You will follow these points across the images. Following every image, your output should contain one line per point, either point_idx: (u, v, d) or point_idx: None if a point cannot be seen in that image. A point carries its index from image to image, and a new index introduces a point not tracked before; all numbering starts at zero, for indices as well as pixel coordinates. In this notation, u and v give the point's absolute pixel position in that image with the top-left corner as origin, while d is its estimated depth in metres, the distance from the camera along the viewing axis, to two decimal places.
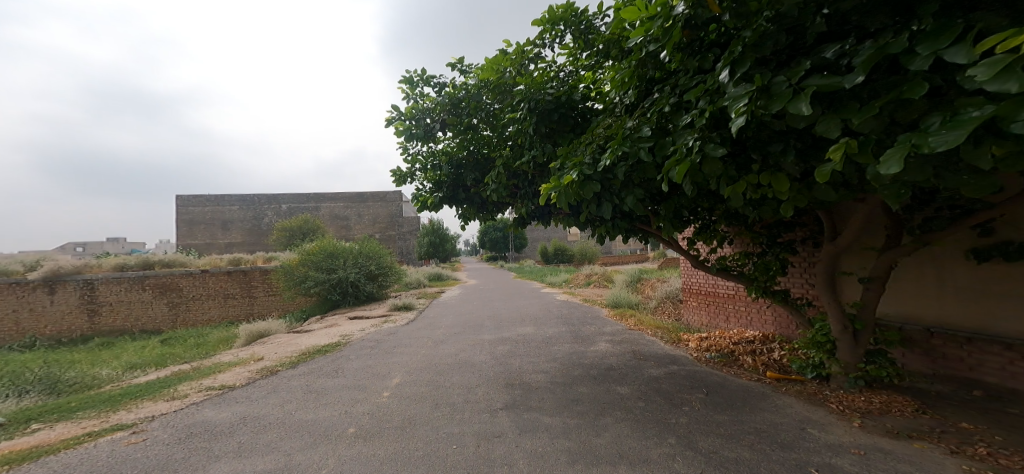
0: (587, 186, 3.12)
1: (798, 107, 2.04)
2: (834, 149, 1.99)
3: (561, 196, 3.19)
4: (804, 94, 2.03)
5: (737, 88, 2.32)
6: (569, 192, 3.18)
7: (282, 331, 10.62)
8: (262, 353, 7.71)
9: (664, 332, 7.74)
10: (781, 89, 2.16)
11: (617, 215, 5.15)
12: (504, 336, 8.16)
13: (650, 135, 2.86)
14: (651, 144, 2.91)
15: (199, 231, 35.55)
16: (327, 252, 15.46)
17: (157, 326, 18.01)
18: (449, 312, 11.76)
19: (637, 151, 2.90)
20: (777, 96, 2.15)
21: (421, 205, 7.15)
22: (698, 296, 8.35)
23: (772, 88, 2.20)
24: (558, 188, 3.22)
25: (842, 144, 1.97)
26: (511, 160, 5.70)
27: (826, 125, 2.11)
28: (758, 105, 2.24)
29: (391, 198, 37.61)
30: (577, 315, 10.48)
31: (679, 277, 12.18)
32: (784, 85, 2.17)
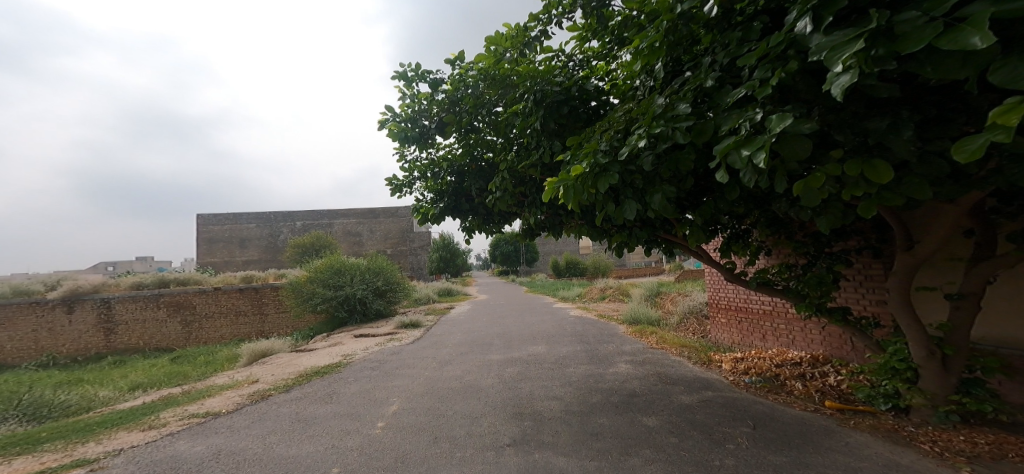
0: (604, 180, 2.48)
1: (967, 42, 1.34)
2: (1002, 112, 1.31)
3: (569, 190, 2.60)
4: (974, 23, 1.35)
5: (833, 36, 1.67)
6: (577, 185, 2.59)
7: (286, 350, 10.19)
8: (258, 375, 7.26)
9: (690, 352, 7.03)
10: (915, 26, 1.50)
11: (638, 223, 4.57)
12: (514, 356, 7.55)
13: (690, 111, 2.20)
14: (691, 123, 2.22)
15: (218, 249, 36.06)
16: (334, 268, 15.18)
17: (170, 344, 17.88)
18: (457, 329, 11.19)
19: (673, 132, 2.24)
20: (909, 38, 1.49)
21: (422, 217, 6.69)
22: (727, 312, 7.61)
23: (898, 29, 1.54)
24: (567, 182, 2.60)
25: (1011, 105, 1.31)
26: (516, 164, 5.17)
27: (1006, 72, 1.41)
28: (873, 57, 1.56)
29: (402, 214, 37.64)
30: (593, 332, 9.81)
31: (701, 291, 11.41)
32: (921, 19, 1.51)
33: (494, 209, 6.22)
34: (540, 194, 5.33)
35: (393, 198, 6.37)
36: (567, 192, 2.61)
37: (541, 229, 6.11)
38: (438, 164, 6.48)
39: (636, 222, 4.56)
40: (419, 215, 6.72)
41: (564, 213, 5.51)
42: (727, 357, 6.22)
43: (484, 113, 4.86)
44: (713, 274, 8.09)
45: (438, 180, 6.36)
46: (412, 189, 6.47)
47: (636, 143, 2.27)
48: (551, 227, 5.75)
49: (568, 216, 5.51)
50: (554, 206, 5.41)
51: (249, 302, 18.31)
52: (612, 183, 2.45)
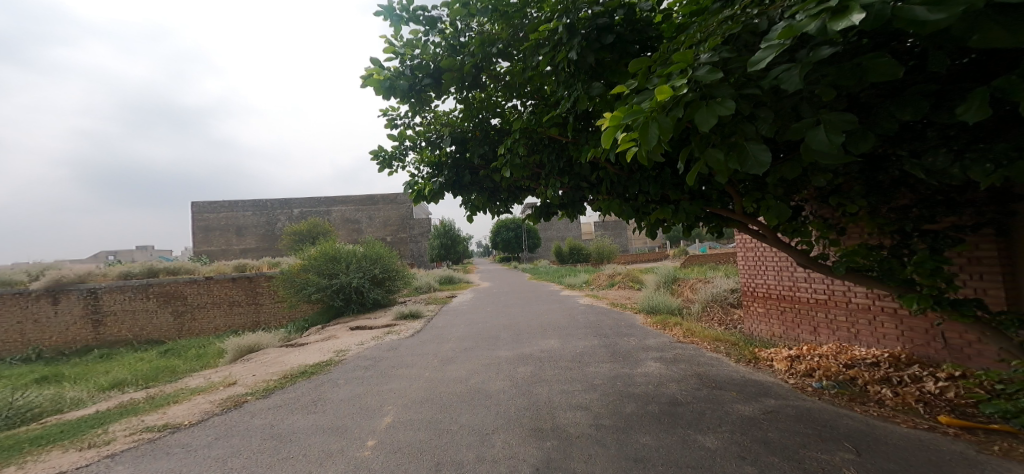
0: (711, 109, 1.75)
1: None
2: None
3: (649, 126, 1.81)
4: None
5: None
6: (661, 114, 1.82)
7: (275, 345, 9.38)
8: (237, 375, 6.45)
9: (728, 347, 6.17)
10: None
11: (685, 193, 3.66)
12: (525, 352, 6.73)
13: None
14: None
15: (214, 238, 35.17)
16: (329, 256, 14.31)
17: (160, 336, 17.08)
18: (460, 321, 10.37)
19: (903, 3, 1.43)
20: None
21: (417, 195, 5.77)
22: (765, 301, 6.76)
23: None
24: (645, 115, 1.82)
25: None
26: (535, 124, 4.22)
27: None
28: None
29: (402, 200, 36.63)
30: (608, 323, 8.98)
31: (724, 277, 10.53)
32: None
33: (504, 182, 5.32)
34: (559, 162, 4.41)
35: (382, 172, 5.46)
36: (645, 130, 1.81)
37: (558, 205, 5.26)
38: (434, 131, 5.58)
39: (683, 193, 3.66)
40: (412, 192, 5.80)
41: (589, 184, 4.64)
42: (777, 353, 5.38)
43: (496, 56, 3.96)
44: (745, 259, 7.19)
45: (435, 150, 5.47)
46: (405, 160, 5.57)
47: (833, 23, 1.43)
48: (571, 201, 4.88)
49: (594, 187, 4.63)
50: (578, 177, 4.52)
51: (243, 292, 17.52)
52: (726, 113, 1.71)
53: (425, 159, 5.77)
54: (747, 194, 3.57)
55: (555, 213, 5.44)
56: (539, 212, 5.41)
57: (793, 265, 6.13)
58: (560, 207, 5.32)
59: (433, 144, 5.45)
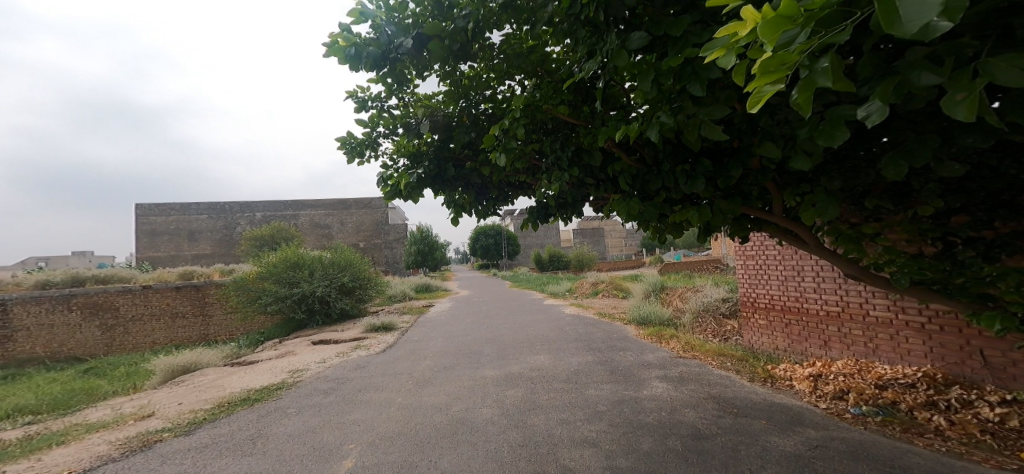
0: None
1: None
2: None
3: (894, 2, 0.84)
4: None
5: None
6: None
7: (219, 364, 8.14)
8: (159, 406, 5.31)
9: (735, 363, 5.60)
10: None
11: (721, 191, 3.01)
12: (513, 372, 5.94)
13: None
14: None
15: (166, 242, 32.45)
16: (290, 262, 13.02)
17: (90, 352, 15.11)
18: (437, 333, 9.45)
19: None
20: None
21: (391, 190, 4.89)
22: (767, 312, 6.28)
23: None
24: None
25: None
26: (538, 102, 3.46)
27: None
28: None
29: (376, 205, 35.18)
30: (599, 336, 8.35)
31: (715, 286, 10.15)
32: None
33: (494, 175, 4.57)
34: (561, 152, 3.69)
35: (348, 162, 4.57)
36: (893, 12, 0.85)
37: (555, 205, 4.58)
38: (412, 115, 4.75)
39: (717, 190, 3.01)
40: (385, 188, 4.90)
41: (594, 179, 3.97)
42: (793, 371, 4.82)
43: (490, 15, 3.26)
44: (745, 267, 6.73)
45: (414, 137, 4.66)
46: (377, 150, 4.71)
47: None
48: (571, 201, 4.22)
49: (600, 183, 3.97)
50: (585, 168, 3.83)
51: (189, 302, 15.80)
52: None
53: (401, 149, 4.92)
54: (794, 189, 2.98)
55: (550, 215, 4.76)
56: (534, 214, 4.71)
57: (800, 275, 5.67)
58: (558, 207, 4.64)
59: (409, 131, 4.60)
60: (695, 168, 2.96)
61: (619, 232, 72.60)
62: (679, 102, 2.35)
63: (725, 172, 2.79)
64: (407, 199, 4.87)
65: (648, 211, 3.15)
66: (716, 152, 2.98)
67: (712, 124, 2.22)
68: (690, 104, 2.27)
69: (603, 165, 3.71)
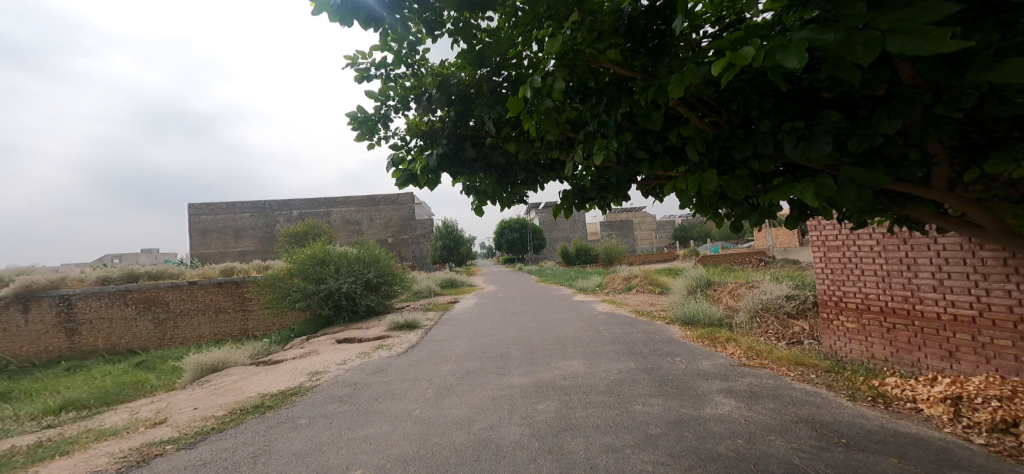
0: None
1: None
2: None
3: None
4: None
5: None
6: None
7: (244, 363, 7.91)
8: (173, 411, 4.98)
9: (823, 375, 4.64)
10: None
11: (849, 156, 2.12)
12: (542, 381, 5.26)
13: None
14: None
15: (211, 240, 33.94)
16: (317, 258, 12.88)
17: (140, 346, 15.68)
18: (462, 333, 8.88)
19: None
20: None
21: (405, 176, 4.21)
22: (858, 314, 5.31)
23: None
24: None
25: None
26: (579, 50, 2.44)
27: None
28: None
29: (403, 201, 35.40)
30: (640, 337, 7.48)
31: (771, 281, 9.00)
32: None
33: (521, 152, 3.84)
34: (607, 116, 2.83)
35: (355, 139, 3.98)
36: None
37: (596, 187, 3.78)
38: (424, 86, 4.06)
39: (844, 154, 2.13)
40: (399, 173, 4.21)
41: (648, 152, 3.14)
42: (917, 391, 3.91)
43: None
44: (828, 262, 5.73)
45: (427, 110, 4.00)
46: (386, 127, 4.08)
47: None
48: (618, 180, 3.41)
49: (657, 157, 3.13)
50: (638, 137, 2.99)
51: (227, 298, 16.12)
52: None
53: (413, 127, 4.24)
54: (959, 152, 2.06)
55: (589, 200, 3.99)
56: (570, 199, 3.94)
57: (912, 272, 4.68)
58: (597, 190, 3.84)
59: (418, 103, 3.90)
60: (810, 125, 2.10)
61: (652, 223, 70.05)
62: (819, 7, 1.35)
63: (867, 126, 1.90)
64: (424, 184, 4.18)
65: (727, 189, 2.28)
66: (841, 102, 2.09)
67: (921, 28, 1.12)
68: (859, 5, 1.20)
69: (663, 131, 2.86)
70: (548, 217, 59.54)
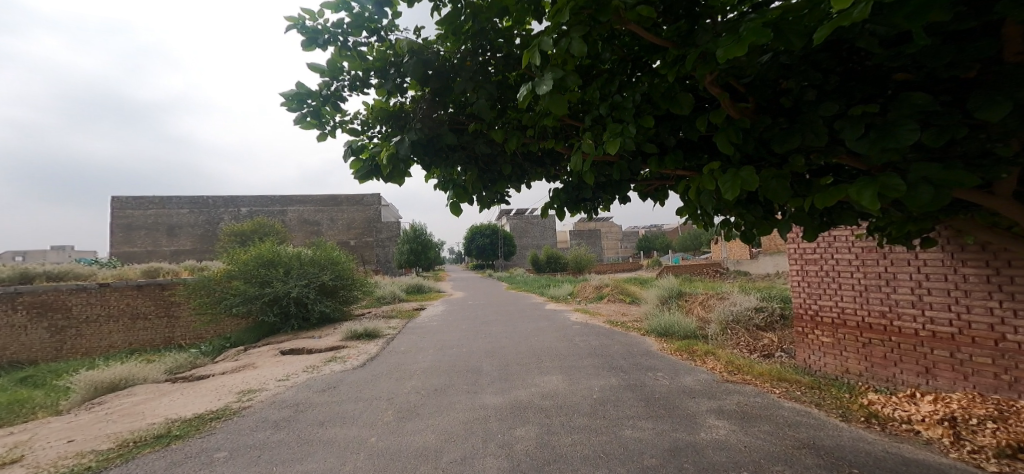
0: None
1: None
2: None
3: None
4: None
5: None
6: None
7: (153, 381, 6.91)
8: (31, 448, 4.22)
9: (809, 393, 4.40)
10: None
11: (915, 152, 1.81)
12: (518, 401, 4.74)
13: None
14: None
15: (144, 238, 30.74)
16: (264, 260, 11.62)
17: (33, 358, 13.52)
18: (427, 343, 8.20)
19: None
20: None
21: (367, 167, 3.38)
22: (834, 329, 5.19)
23: None
24: None
25: None
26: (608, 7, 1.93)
27: None
28: None
29: (368, 202, 33.87)
30: (617, 350, 7.16)
31: (742, 293, 9.03)
32: None
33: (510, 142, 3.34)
34: (622, 98, 2.41)
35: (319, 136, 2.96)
36: None
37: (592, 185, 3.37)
38: (392, 59, 3.30)
39: (910, 150, 1.81)
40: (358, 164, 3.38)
41: (658, 144, 2.76)
42: (908, 410, 3.72)
43: None
44: (806, 275, 5.62)
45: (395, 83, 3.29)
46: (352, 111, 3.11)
47: None
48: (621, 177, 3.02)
49: (669, 150, 2.75)
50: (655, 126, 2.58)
51: (156, 302, 14.35)
52: None
53: (376, 109, 3.46)
54: None
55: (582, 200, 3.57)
56: (563, 198, 3.51)
57: (891, 286, 4.59)
58: (593, 188, 3.43)
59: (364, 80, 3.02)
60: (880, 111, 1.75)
61: (613, 235, 71.87)
62: None
63: (951, 112, 1.58)
64: (392, 180, 3.38)
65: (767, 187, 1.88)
66: (914, 86, 1.77)
67: None
68: None
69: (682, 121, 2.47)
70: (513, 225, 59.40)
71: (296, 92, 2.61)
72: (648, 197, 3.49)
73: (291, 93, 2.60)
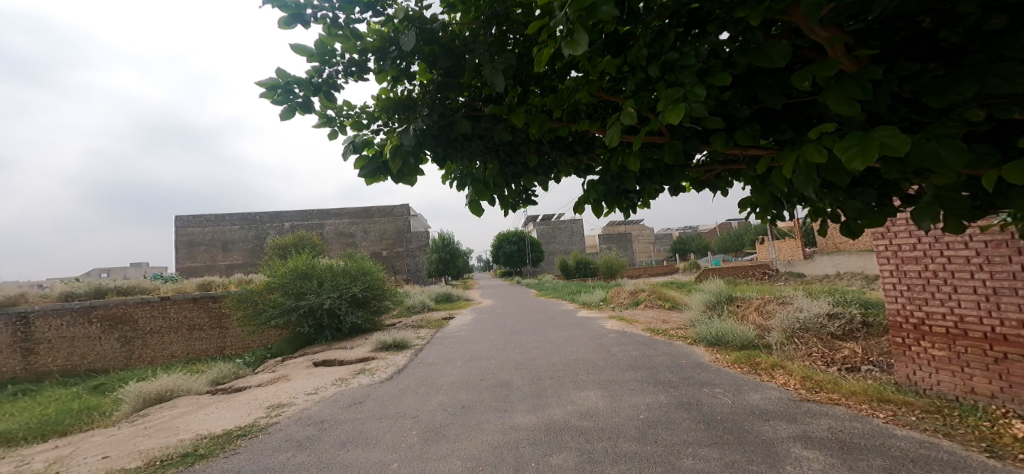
0: None
1: None
2: None
3: None
4: None
5: None
6: None
7: (193, 393, 6.88)
8: (72, 463, 4.12)
9: (927, 418, 3.59)
10: None
11: None
12: (555, 422, 4.24)
13: None
14: None
15: (197, 253, 32.65)
16: (299, 272, 11.75)
17: (106, 367, 14.37)
18: (457, 354, 7.81)
19: None
20: None
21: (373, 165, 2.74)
22: (952, 341, 4.31)
23: None
24: None
25: None
26: None
27: None
28: None
29: (400, 213, 34.62)
30: (662, 361, 6.47)
31: (804, 296, 8.04)
32: None
33: (535, 127, 2.80)
34: (680, 56, 1.85)
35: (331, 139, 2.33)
36: None
37: (636, 175, 2.80)
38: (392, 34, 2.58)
39: None
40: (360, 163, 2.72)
41: (725, 118, 2.17)
42: None
43: None
44: (904, 277, 4.75)
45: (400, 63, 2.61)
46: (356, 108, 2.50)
47: None
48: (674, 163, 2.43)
49: (740, 124, 2.15)
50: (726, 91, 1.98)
51: (202, 315, 14.91)
52: None
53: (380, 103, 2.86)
54: None
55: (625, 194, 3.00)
56: (601, 193, 2.96)
57: None
58: (638, 180, 2.86)
59: (362, 64, 2.44)
60: None
61: (651, 237, 69.57)
62: None
63: None
64: (404, 179, 2.82)
65: (918, 157, 1.26)
66: None
67: None
68: None
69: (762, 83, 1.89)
70: (546, 231, 58.79)
71: (276, 79, 2.04)
72: (706, 188, 2.88)
73: (270, 81, 2.04)
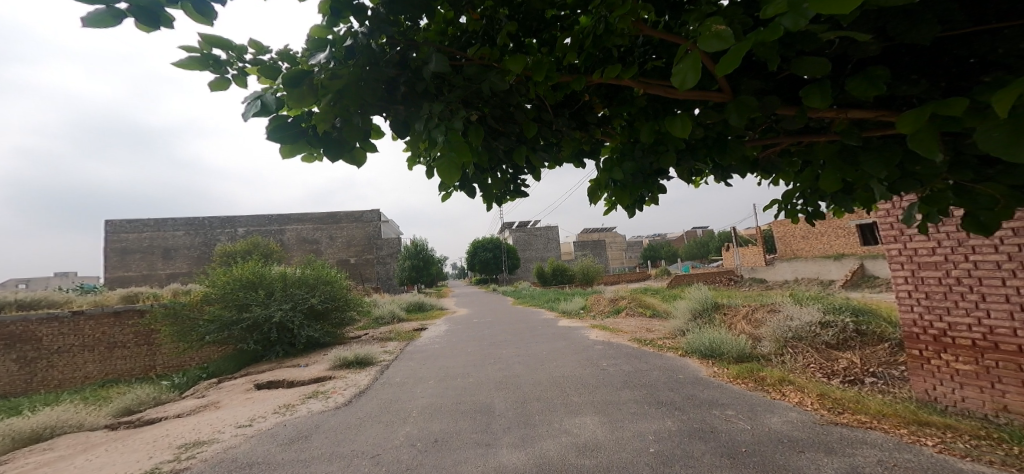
0: None
1: None
2: None
3: None
4: None
5: None
6: None
7: (90, 429, 5.63)
8: None
9: (980, 445, 3.07)
10: None
11: None
12: (546, 461, 3.48)
13: None
14: None
15: (138, 261, 29.70)
16: (246, 280, 10.41)
17: (8, 392, 12.32)
18: (427, 372, 6.90)
19: None
20: None
21: (293, 129, 1.94)
22: (979, 353, 3.91)
23: None
24: None
25: None
26: None
27: None
28: None
29: (368, 218, 33.02)
30: (657, 377, 5.86)
31: (794, 303, 7.71)
32: None
33: (538, 75, 2.02)
34: None
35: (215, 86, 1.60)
36: None
37: (676, 151, 2.08)
38: None
39: None
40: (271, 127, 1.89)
41: (829, 60, 1.51)
42: None
43: None
44: (922, 284, 4.33)
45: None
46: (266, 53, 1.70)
47: None
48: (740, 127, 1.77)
49: (852, 70, 1.50)
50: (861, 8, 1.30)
51: (133, 329, 13.15)
52: None
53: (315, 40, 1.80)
54: None
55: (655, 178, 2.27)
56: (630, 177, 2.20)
57: None
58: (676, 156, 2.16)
59: None
60: None
61: (620, 246, 70.60)
62: None
63: None
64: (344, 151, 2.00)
65: None
66: None
67: None
68: None
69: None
70: (518, 239, 58.28)
71: None
72: (760, 170, 2.19)
73: None
